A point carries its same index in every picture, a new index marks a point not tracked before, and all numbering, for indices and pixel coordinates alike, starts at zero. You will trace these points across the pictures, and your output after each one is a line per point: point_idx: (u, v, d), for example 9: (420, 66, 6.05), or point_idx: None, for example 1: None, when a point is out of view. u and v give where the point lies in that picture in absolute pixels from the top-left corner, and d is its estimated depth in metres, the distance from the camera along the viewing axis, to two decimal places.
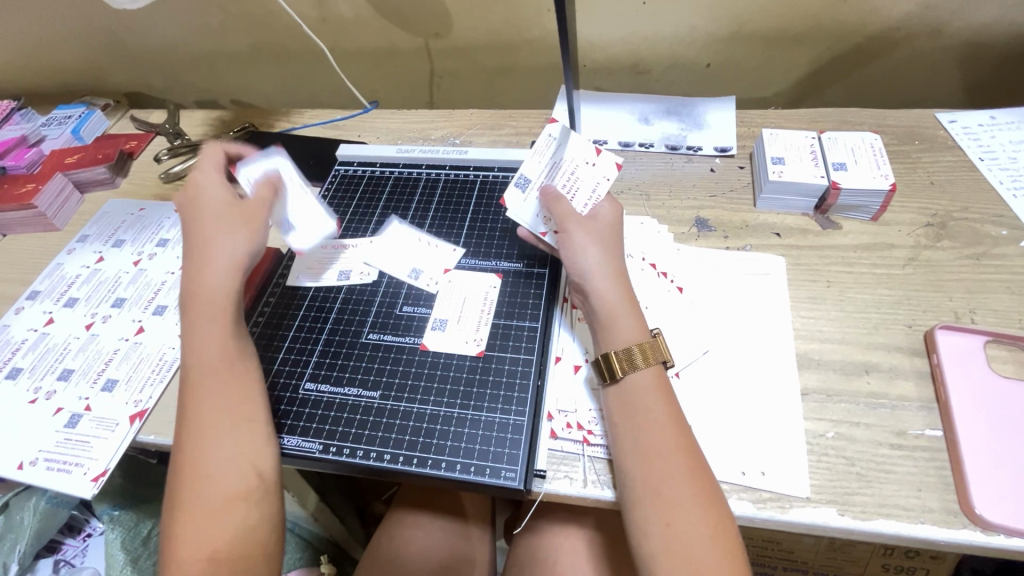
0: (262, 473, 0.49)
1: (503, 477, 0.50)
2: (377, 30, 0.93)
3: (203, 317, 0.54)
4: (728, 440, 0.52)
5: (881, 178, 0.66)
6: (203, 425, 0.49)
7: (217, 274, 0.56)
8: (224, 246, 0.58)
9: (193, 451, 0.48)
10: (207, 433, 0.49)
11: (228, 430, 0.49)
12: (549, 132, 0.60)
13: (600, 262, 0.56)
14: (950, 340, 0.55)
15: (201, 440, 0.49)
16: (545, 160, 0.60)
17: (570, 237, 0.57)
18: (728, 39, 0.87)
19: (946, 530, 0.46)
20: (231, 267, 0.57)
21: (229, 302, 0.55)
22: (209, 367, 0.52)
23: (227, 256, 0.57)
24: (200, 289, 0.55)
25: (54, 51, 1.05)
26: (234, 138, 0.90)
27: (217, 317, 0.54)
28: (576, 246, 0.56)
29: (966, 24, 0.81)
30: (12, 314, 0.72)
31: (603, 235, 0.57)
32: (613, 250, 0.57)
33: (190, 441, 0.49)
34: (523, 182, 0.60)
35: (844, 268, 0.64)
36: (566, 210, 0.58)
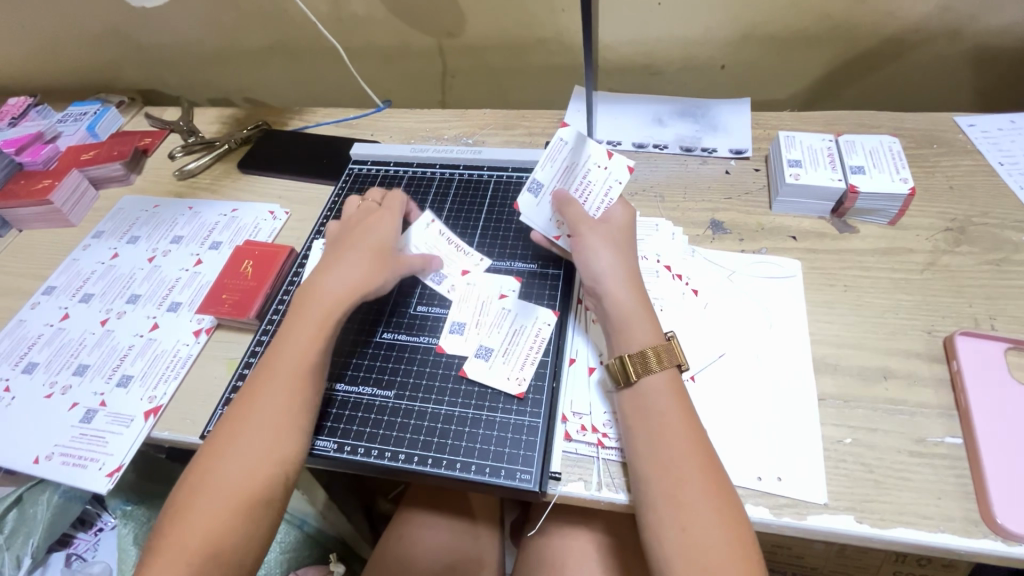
0: (285, 484, 0.49)
1: (517, 478, 0.49)
2: (391, 29, 0.93)
3: (305, 321, 0.55)
4: (743, 444, 0.52)
5: (900, 182, 0.65)
6: (255, 423, 0.50)
7: (330, 289, 0.57)
8: (349, 265, 0.59)
9: (235, 442, 0.49)
10: (256, 433, 0.49)
11: (273, 435, 0.49)
12: (560, 136, 0.59)
13: (614, 265, 0.55)
14: (970, 346, 0.55)
15: (247, 436, 0.49)
16: (557, 164, 0.59)
17: (583, 240, 0.57)
18: (743, 40, 0.86)
19: (966, 539, 0.45)
20: (352, 286, 0.57)
21: (330, 317, 0.56)
22: (287, 371, 0.52)
23: (349, 277, 0.58)
24: (314, 290, 0.57)
25: (71, 48, 1.06)
26: (248, 136, 0.90)
27: (314, 325, 0.55)
28: (588, 250, 0.56)
29: (986, 26, 0.80)
30: (28, 309, 0.73)
31: (616, 238, 0.57)
32: (626, 252, 0.57)
33: (234, 433, 0.49)
34: (535, 186, 0.60)
35: (861, 272, 0.63)
36: (577, 214, 0.58)
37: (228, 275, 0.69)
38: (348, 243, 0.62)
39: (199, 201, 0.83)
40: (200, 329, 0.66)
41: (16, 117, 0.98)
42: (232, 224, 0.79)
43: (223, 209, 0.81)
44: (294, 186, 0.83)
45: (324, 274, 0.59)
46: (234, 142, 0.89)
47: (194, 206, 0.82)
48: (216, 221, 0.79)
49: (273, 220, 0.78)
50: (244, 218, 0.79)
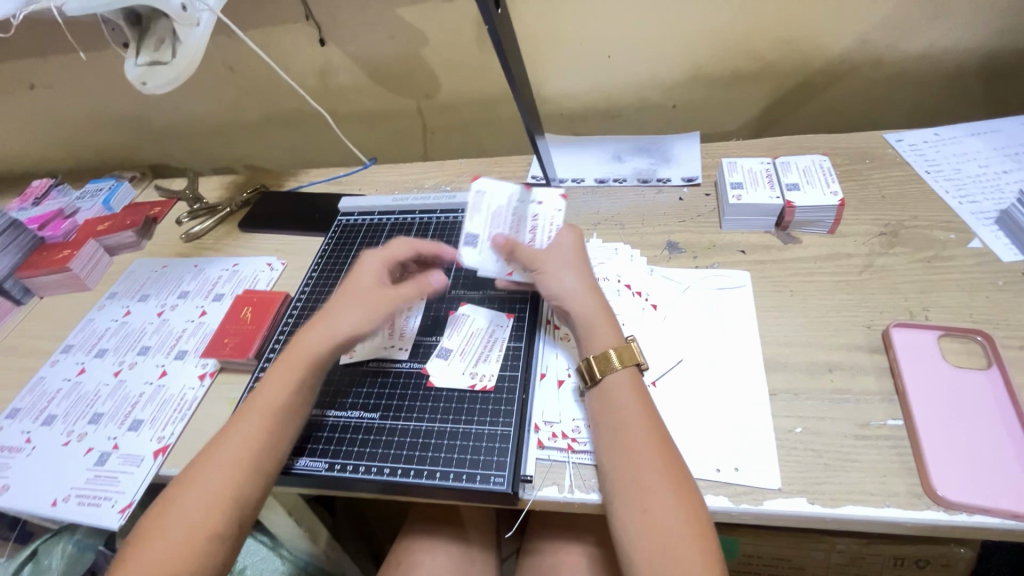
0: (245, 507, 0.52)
1: (493, 482, 0.54)
2: (374, 96, 1.04)
3: (287, 364, 0.59)
4: (703, 439, 0.56)
5: (830, 195, 0.72)
6: (213, 461, 0.53)
7: (315, 338, 0.60)
8: (352, 308, 0.62)
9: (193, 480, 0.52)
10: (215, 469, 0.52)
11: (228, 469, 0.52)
12: (477, 191, 0.68)
13: (575, 281, 0.62)
14: (903, 336, 0.60)
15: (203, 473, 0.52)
16: (489, 216, 0.66)
17: (536, 271, 0.63)
18: (687, 83, 0.96)
19: (911, 512, 0.49)
20: (329, 337, 0.60)
21: (314, 357, 0.59)
22: (260, 407, 0.56)
23: (343, 324, 0.60)
24: (300, 342, 0.60)
25: (89, 134, 1.18)
26: (247, 199, 0.99)
27: (294, 363, 0.59)
28: (546, 276, 0.62)
29: (901, 55, 0.90)
30: (48, 367, 0.79)
31: (571, 257, 0.63)
32: (584, 271, 0.63)
33: (196, 472, 0.52)
34: (472, 239, 0.65)
35: (806, 278, 0.69)
36: (524, 251, 0.64)
37: (229, 321, 0.75)
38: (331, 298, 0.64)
39: (203, 259, 0.91)
40: (204, 372, 0.72)
41: (39, 197, 1.08)
42: (233, 277, 0.86)
43: (225, 265, 0.89)
44: (289, 239, 0.91)
45: (334, 308, 0.62)
46: (234, 205, 0.98)
47: (199, 263, 0.90)
48: (219, 276, 0.87)
49: (271, 270, 0.85)
50: (244, 270, 0.86)
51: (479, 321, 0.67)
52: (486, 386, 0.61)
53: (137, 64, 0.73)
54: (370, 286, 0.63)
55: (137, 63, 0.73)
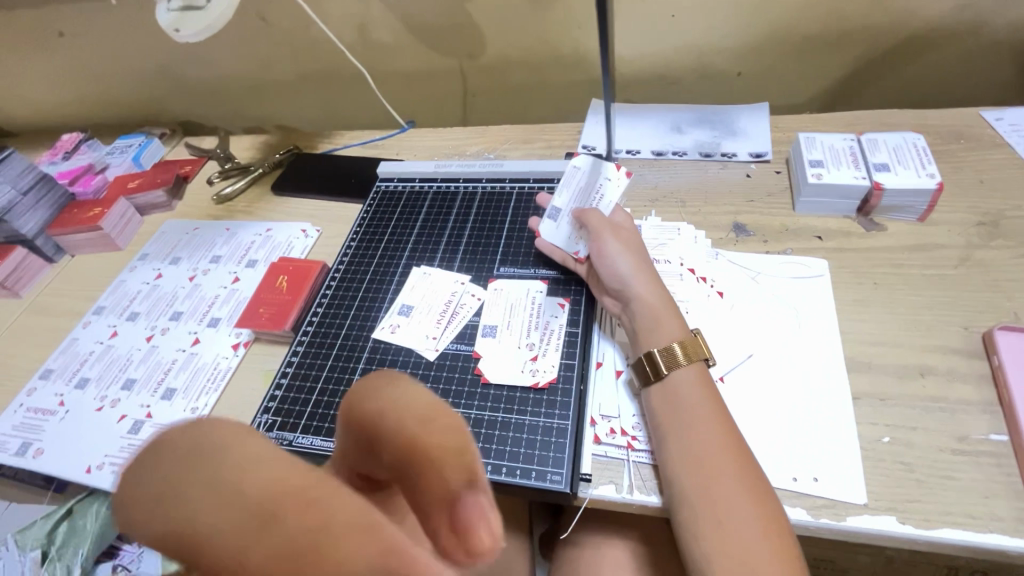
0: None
1: (548, 480, 0.50)
2: (414, 53, 0.97)
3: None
4: (778, 445, 0.51)
5: (926, 178, 0.64)
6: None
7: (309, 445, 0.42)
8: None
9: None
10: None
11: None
12: (577, 164, 0.67)
13: (636, 268, 0.57)
14: (1010, 341, 0.53)
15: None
16: (573, 190, 0.66)
17: (602, 246, 0.59)
18: (758, 47, 0.87)
19: (1018, 539, 0.44)
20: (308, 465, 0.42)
21: None
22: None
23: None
24: None
25: (119, 86, 1.13)
26: (280, 160, 0.95)
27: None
28: (610, 254, 0.58)
29: (1008, 20, 0.79)
30: (80, 328, 0.77)
31: (630, 240, 0.59)
32: (642, 255, 0.59)
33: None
34: (554, 213, 0.66)
35: (891, 270, 0.62)
36: (597, 221, 0.61)
37: (264, 290, 0.72)
38: None
39: (236, 222, 0.87)
40: (238, 343, 0.69)
41: (69, 152, 1.05)
42: (267, 243, 0.82)
43: (258, 229, 0.85)
44: (324, 205, 0.87)
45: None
46: (267, 166, 0.94)
47: (232, 226, 0.87)
48: (252, 241, 0.83)
49: (305, 237, 0.81)
50: (278, 236, 0.83)
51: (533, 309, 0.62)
52: (534, 379, 0.56)
53: (169, 9, 0.67)
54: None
55: (169, 7, 0.67)
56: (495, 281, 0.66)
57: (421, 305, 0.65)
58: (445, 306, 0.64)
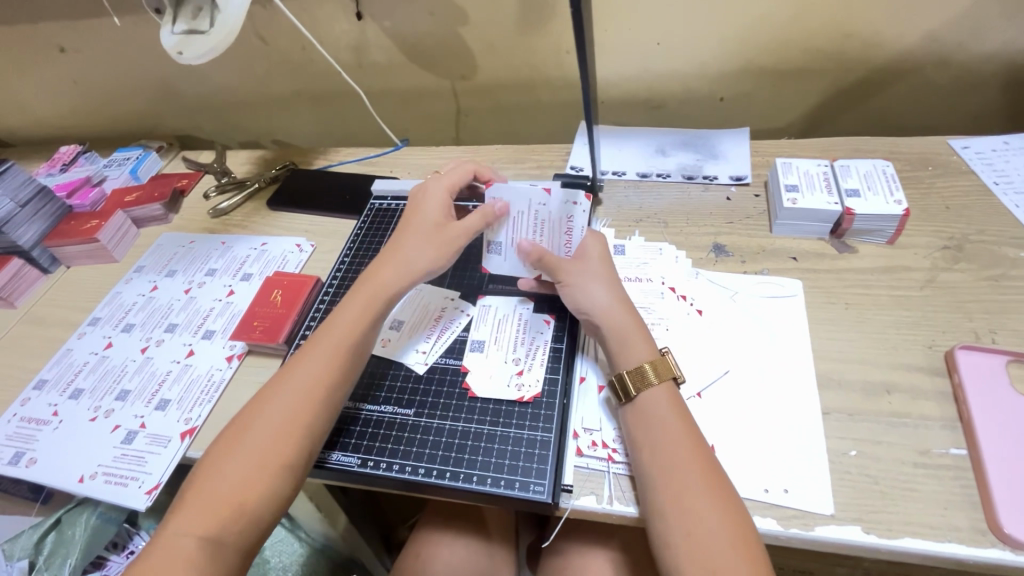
0: (304, 458, 0.51)
1: (531, 490, 0.52)
2: (409, 74, 1.00)
3: (357, 300, 0.59)
4: (751, 457, 0.53)
5: (894, 204, 0.68)
6: (296, 373, 0.54)
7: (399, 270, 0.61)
8: (422, 244, 0.62)
9: (255, 414, 0.52)
10: (256, 441, 0.50)
11: (281, 440, 0.50)
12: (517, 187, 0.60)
13: (605, 294, 0.59)
14: (969, 359, 0.56)
15: (261, 423, 0.51)
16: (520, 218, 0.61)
17: (567, 275, 0.61)
18: (739, 75, 0.91)
19: (973, 549, 0.46)
20: (400, 270, 0.61)
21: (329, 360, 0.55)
22: (329, 345, 0.56)
23: (413, 260, 0.61)
24: (375, 276, 0.61)
25: (119, 100, 1.16)
26: (276, 176, 0.97)
27: (363, 298, 0.59)
28: (577, 283, 0.60)
29: (973, 55, 0.84)
30: (75, 339, 0.78)
31: (595, 267, 0.61)
32: (611, 279, 0.60)
33: (274, 386, 0.54)
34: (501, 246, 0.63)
35: (862, 290, 0.66)
36: (556, 253, 0.62)
37: (259, 304, 0.73)
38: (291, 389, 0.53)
39: (231, 236, 0.89)
40: (232, 354, 0.71)
41: (67, 164, 1.06)
42: (262, 257, 0.84)
43: (253, 243, 0.87)
44: (319, 221, 0.89)
45: (400, 243, 0.63)
46: (263, 181, 0.96)
47: (227, 240, 0.88)
48: (247, 255, 0.85)
49: (300, 252, 0.83)
50: (273, 250, 0.85)
51: (519, 325, 0.64)
52: (520, 394, 0.58)
53: (174, 32, 0.70)
54: (438, 224, 0.64)
55: (173, 31, 0.70)
56: (483, 297, 0.68)
57: (414, 324, 0.66)
58: (436, 326, 0.66)
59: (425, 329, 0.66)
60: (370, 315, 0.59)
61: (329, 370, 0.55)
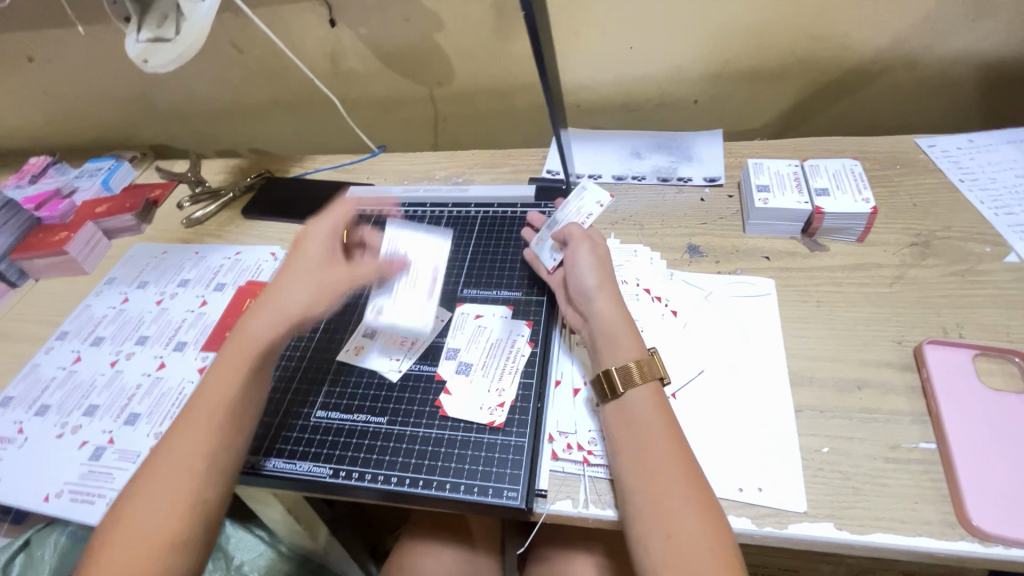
0: (198, 529, 0.47)
1: (505, 496, 0.51)
2: (384, 81, 1.00)
3: (226, 358, 0.53)
4: (725, 457, 0.53)
5: (862, 202, 0.68)
6: (180, 439, 0.49)
7: (258, 326, 0.55)
8: (297, 283, 0.57)
9: (138, 497, 0.47)
10: (140, 526, 0.46)
11: (171, 516, 0.46)
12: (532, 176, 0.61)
13: (603, 288, 0.59)
14: (937, 354, 0.57)
15: (145, 507, 0.46)
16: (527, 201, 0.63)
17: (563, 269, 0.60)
18: (711, 78, 0.92)
19: (943, 542, 0.47)
20: (281, 317, 0.55)
21: (210, 423, 0.50)
22: (208, 390, 0.52)
23: (286, 300, 0.56)
24: (242, 324, 0.55)
25: (90, 109, 1.14)
26: (251, 184, 0.96)
27: (232, 356, 0.53)
28: (573, 276, 0.59)
29: (937, 56, 0.86)
30: (43, 353, 0.77)
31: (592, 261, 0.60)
32: (604, 275, 0.60)
33: (154, 464, 0.48)
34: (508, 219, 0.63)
35: (833, 288, 0.66)
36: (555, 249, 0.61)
37: (232, 314, 0.72)
38: (178, 449, 0.49)
39: (205, 246, 0.88)
40: (204, 366, 0.70)
41: (36, 175, 1.04)
42: (236, 266, 0.83)
43: (227, 253, 0.86)
44: (294, 229, 0.88)
45: (280, 285, 0.57)
46: (238, 190, 0.95)
47: (201, 250, 0.87)
48: (221, 264, 0.84)
49: (274, 260, 0.82)
50: (247, 260, 0.84)
51: (492, 329, 0.64)
52: (495, 400, 0.58)
53: (138, 40, 0.69)
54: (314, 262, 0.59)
55: (138, 39, 0.69)
56: (460, 304, 0.68)
57: (390, 329, 0.66)
58: (410, 330, 0.65)
59: (400, 334, 0.65)
60: (245, 372, 0.53)
61: (211, 432, 0.50)
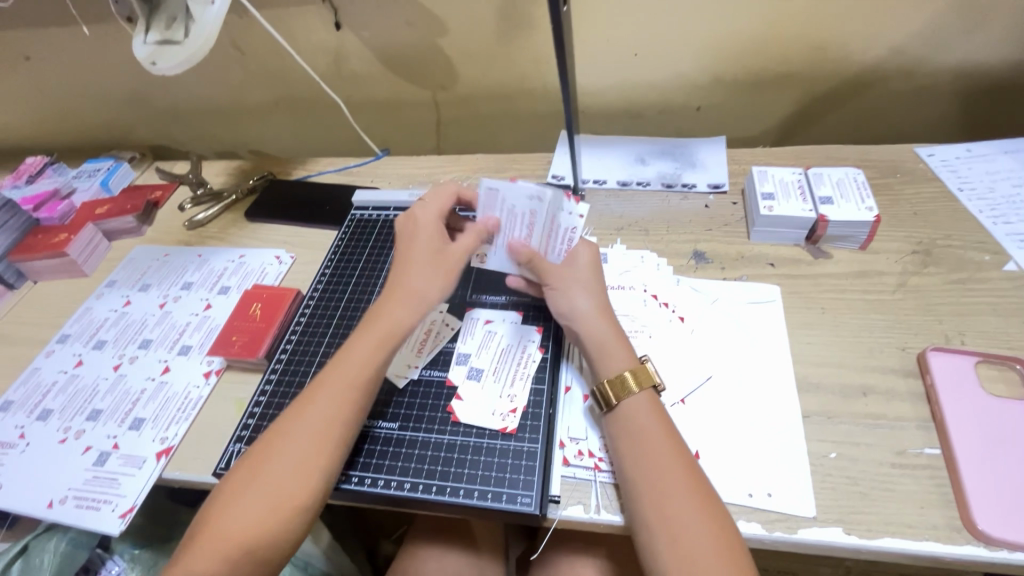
0: (320, 495, 0.50)
1: (519, 502, 0.52)
2: (388, 84, 1.00)
3: (368, 334, 0.58)
4: (735, 463, 0.54)
5: (865, 211, 0.70)
6: (291, 440, 0.51)
7: (403, 311, 0.59)
8: (432, 270, 0.61)
9: (271, 458, 0.50)
10: (273, 488, 0.49)
11: (301, 482, 0.49)
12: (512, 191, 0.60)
13: (586, 299, 0.60)
14: (940, 361, 0.58)
15: (278, 469, 0.50)
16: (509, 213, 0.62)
17: (556, 283, 0.61)
18: (715, 85, 0.93)
19: (950, 546, 0.47)
20: (411, 304, 0.59)
21: (329, 426, 0.52)
22: (334, 386, 0.54)
23: (420, 293, 0.60)
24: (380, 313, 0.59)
25: (88, 109, 1.12)
26: (254, 186, 0.96)
27: (334, 385, 0.54)
28: (565, 291, 0.60)
29: (935, 67, 0.87)
30: (43, 357, 0.76)
31: (584, 275, 0.61)
32: (597, 290, 0.61)
33: (285, 433, 0.52)
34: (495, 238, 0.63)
35: (837, 295, 0.67)
36: (545, 264, 0.62)
37: (238, 318, 0.72)
38: (289, 450, 0.51)
39: (208, 249, 0.87)
40: (210, 370, 0.69)
41: (33, 176, 1.03)
42: (240, 269, 0.82)
43: (231, 256, 0.85)
44: (298, 232, 0.88)
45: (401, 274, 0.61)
46: (241, 192, 0.94)
47: (204, 253, 0.86)
48: (224, 267, 0.83)
49: (279, 264, 0.82)
50: (251, 263, 0.83)
51: (501, 334, 0.64)
52: (507, 405, 0.58)
53: (146, 42, 0.68)
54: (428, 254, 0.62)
55: (146, 41, 0.68)
56: (470, 309, 0.68)
57: None
58: (421, 332, 0.66)
59: (411, 336, 0.65)
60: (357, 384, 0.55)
61: (345, 404, 0.54)
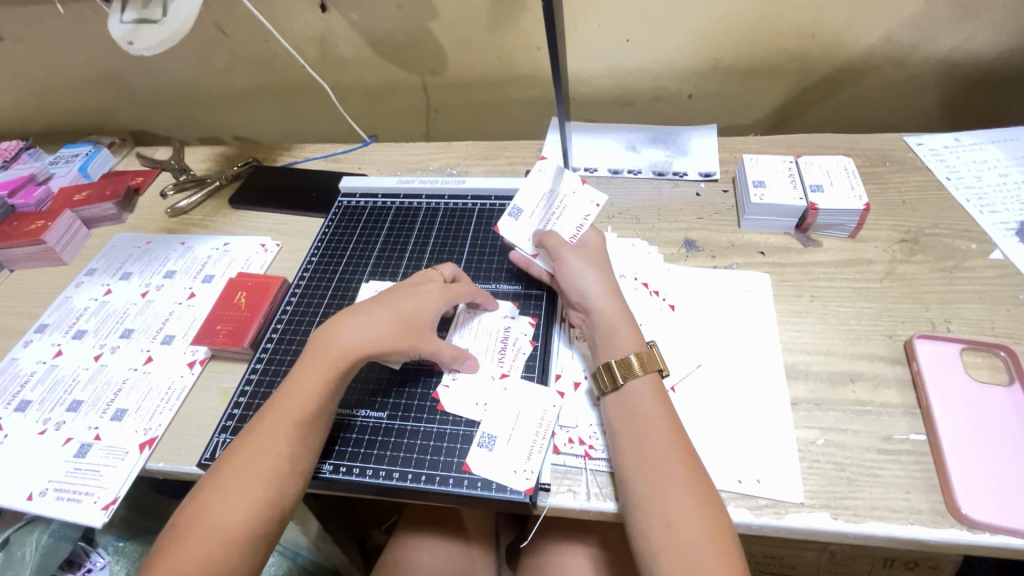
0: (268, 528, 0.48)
1: (509, 490, 0.52)
2: (376, 68, 0.98)
3: (316, 367, 0.54)
4: (724, 449, 0.54)
5: (855, 199, 0.70)
6: (238, 471, 0.49)
7: (347, 339, 0.56)
8: (373, 319, 0.57)
9: (214, 496, 0.48)
10: (217, 523, 0.46)
11: (247, 515, 0.47)
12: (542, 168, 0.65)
13: (597, 284, 0.59)
14: (926, 348, 0.59)
15: (221, 507, 0.47)
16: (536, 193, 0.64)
17: (566, 263, 0.60)
18: (707, 73, 0.93)
19: (933, 530, 0.48)
20: (360, 336, 0.56)
21: (274, 462, 0.50)
22: (279, 420, 0.52)
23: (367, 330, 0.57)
24: (338, 336, 0.57)
25: (65, 92, 1.09)
26: (238, 173, 0.93)
27: (289, 417, 0.52)
28: (573, 272, 0.60)
29: (926, 56, 0.87)
30: (20, 347, 0.74)
31: (592, 257, 0.61)
32: (606, 271, 0.61)
33: (231, 464, 0.49)
34: (515, 212, 0.64)
35: (825, 282, 0.68)
36: (557, 241, 0.61)
37: (223, 307, 0.71)
38: (235, 483, 0.48)
39: (191, 236, 0.85)
40: (194, 360, 0.68)
41: (8, 161, 1.00)
42: (224, 257, 0.81)
43: (215, 243, 0.83)
44: (284, 219, 0.86)
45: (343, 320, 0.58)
46: (224, 179, 0.92)
47: (186, 240, 0.85)
48: (208, 255, 0.81)
49: (264, 252, 0.80)
50: (236, 251, 0.81)
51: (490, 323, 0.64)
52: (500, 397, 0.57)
53: (123, 22, 0.66)
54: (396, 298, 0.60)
55: (122, 20, 0.66)
56: None
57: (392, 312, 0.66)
58: None
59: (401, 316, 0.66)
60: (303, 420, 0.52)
61: (290, 437, 0.51)
